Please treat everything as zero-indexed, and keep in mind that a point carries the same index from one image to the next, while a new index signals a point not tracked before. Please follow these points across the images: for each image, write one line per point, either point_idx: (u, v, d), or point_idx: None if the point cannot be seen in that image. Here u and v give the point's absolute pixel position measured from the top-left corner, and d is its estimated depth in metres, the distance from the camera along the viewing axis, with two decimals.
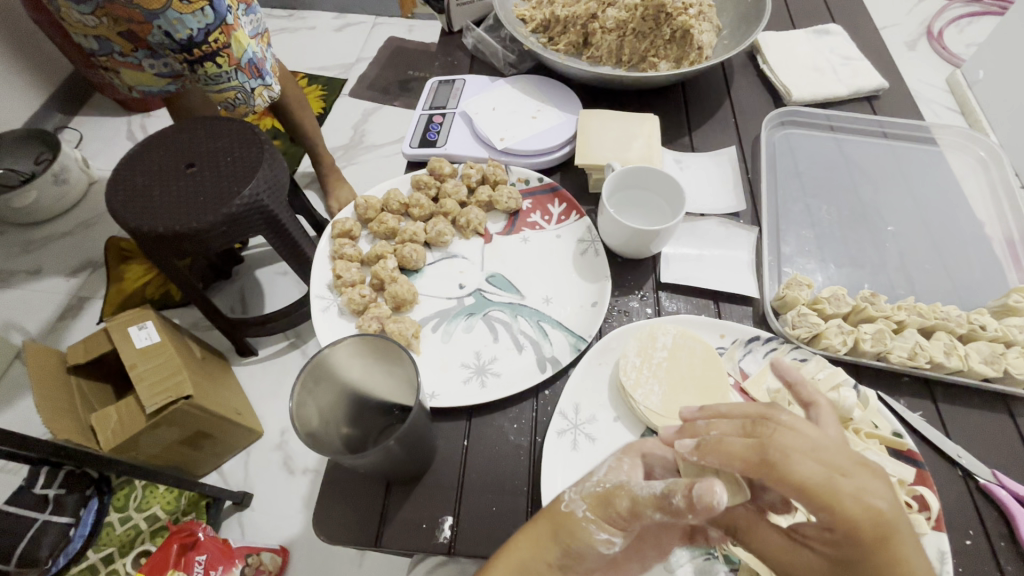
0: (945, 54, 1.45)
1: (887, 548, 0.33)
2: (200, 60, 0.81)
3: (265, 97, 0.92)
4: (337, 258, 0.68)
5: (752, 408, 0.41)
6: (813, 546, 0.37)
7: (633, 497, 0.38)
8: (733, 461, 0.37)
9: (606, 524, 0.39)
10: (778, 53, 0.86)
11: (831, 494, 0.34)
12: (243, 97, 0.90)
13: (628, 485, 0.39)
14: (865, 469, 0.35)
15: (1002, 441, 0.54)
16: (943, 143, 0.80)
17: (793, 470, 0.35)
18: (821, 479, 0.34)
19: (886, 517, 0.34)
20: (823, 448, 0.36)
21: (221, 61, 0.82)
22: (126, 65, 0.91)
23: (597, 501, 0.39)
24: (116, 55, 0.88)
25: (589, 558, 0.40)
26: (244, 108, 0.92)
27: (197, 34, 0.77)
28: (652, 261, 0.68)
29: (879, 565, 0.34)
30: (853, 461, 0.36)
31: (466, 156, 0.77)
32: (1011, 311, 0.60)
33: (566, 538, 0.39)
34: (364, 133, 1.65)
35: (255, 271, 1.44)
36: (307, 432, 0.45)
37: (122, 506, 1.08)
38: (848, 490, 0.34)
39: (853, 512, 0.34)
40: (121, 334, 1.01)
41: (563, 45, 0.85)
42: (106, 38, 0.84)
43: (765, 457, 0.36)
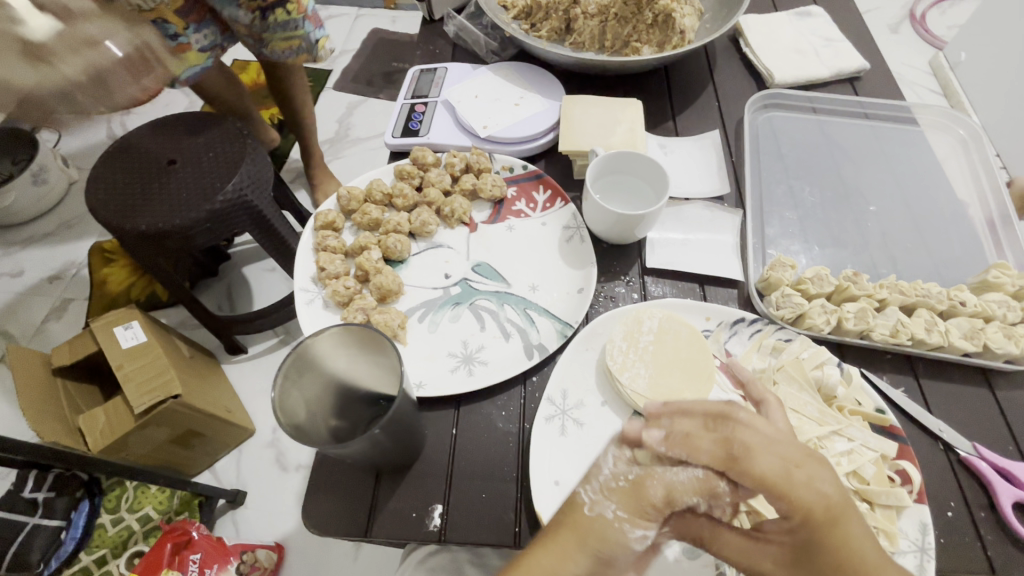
0: (927, 37, 1.46)
1: (836, 533, 0.36)
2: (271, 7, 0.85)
3: (328, 49, 0.97)
4: (320, 251, 0.67)
5: (712, 404, 0.42)
6: (771, 537, 0.38)
7: (670, 484, 0.39)
8: (697, 453, 0.40)
9: (640, 521, 0.39)
10: (760, 36, 0.86)
11: (787, 485, 0.36)
12: (307, 47, 0.94)
13: (660, 474, 0.40)
14: (814, 461, 0.38)
15: (981, 413, 0.55)
16: (923, 123, 0.81)
17: (751, 460, 0.37)
18: (776, 470, 0.37)
19: (837, 504, 0.36)
20: (779, 442, 0.38)
21: (291, 6, 0.86)
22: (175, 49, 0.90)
23: (627, 498, 0.39)
24: (168, 39, 0.87)
25: (620, 560, 0.39)
26: (307, 58, 0.96)
27: None
28: (637, 246, 0.68)
29: (831, 551, 0.35)
30: (804, 453, 0.38)
31: (449, 144, 0.76)
32: (990, 288, 0.61)
33: (595, 542, 0.39)
34: (349, 126, 1.63)
35: (242, 268, 1.42)
36: (292, 424, 0.44)
37: (113, 507, 1.08)
38: (801, 481, 0.37)
39: (810, 500, 0.36)
40: (106, 335, 0.99)
41: (545, 31, 0.84)
42: (163, 20, 0.84)
43: (731, 452, 0.38)
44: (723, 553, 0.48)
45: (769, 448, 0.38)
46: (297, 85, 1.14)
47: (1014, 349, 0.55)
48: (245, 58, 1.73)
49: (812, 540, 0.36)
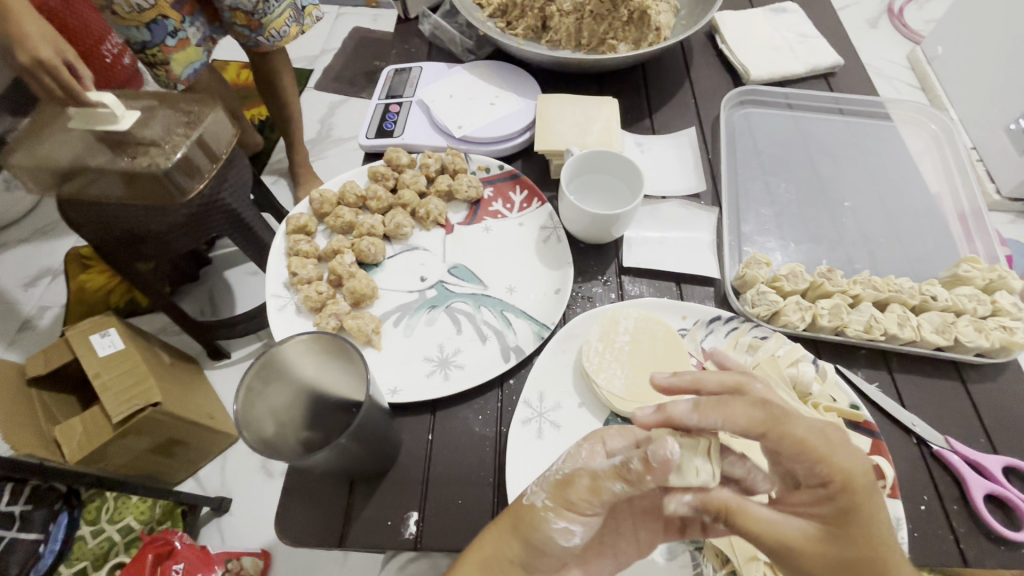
0: (904, 32, 1.47)
1: (869, 502, 0.36)
2: None
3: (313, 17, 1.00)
4: (292, 255, 0.66)
5: (727, 376, 0.44)
6: (805, 511, 0.38)
7: (592, 474, 0.40)
8: (733, 422, 0.38)
9: (564, 511, 0.39)
10: (736, 32, 0.86)
11: (824, 451, 0.36)
12: (296, 16, 0.96)
13: (585, 467, 0.41)
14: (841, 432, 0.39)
15: (953, 407, 0.56)
16: (897, 118, 0.81)
17: (794, 428, 0.37)
18: (816, 435, 0.37)
19: (869, 473, 0.37)
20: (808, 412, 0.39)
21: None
22: (176, 48, 0.91)
23: (556, 488, 0.40)
24: (170, 36, 0.88)
25: (550, 551, 0.40)
26: (297, 30, 0.98)
27: None
28: (615, 245, 0.67)
29: (869, 517, 0.36)
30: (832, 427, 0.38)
31: (424, 145, 0.75)
32: (960, 282, 0.61)
33: (527, 531, 0.39)
34: (331, 126, 1.61)
35: (224, 272, 1.40)
36: (255, 435, 0.43)
37: (93, 518, 1.04)
38: (837, 445, 0.37)
39: (851, 465, 0.36)
40: (83, 342, 0.97)
41: (520, 29, 0.83)
42: (163, 16, 0.85)
43: (770, 415, 0.37)
44: (701, 553, 0.48)
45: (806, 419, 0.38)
46: (278, 83, 1.12)
47: (984, 343, 0.56)
48: (223, 58, 1.70)
49: (849, 508, 0.36)
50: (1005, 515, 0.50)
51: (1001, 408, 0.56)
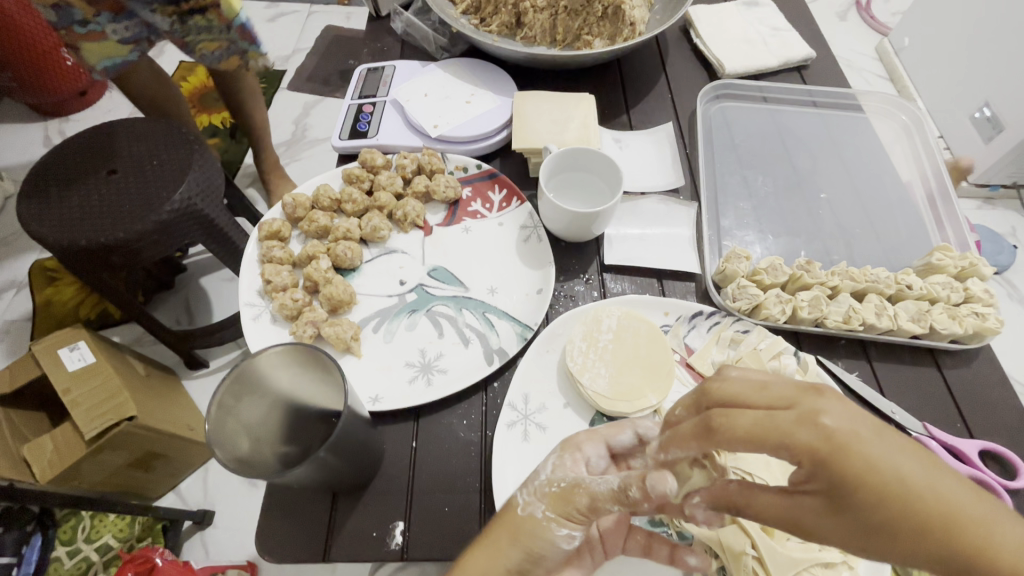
0: (872, 24, 1.49)
1: (855, 463, 0.26)
2: (190, 11, 0.77)
3: (258, 63, 0.90)
4: (265, 262, 0.64)
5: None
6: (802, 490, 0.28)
7: (593, 494, 0.39)
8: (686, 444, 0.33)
9: (566, 519, 0.39)
10: (710, 27, 0.86)
11: (778, 433, 0.28)
12: (234, 53, 0.86)
13: (585, 483, 0.40)
14: (814, 394, 0.29)
15: (929, 393, 0.57)
16: (868, 110, 0.82)
17: (732, 422, 0.30)
18: (763, 419, 0.28)
19: (842, 430, 0.26)
20: (772, 382, 0.31)
21: (211, 17, 0.78)
22: (86, 36, 0.75)
23: (556, 500, 0.40)
24: (76, 25, 0.72)
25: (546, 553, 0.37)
26: (235, 61, 0.88)
27: None
28: (596, 243, 0.67)
29: (864, 485, 0.26)
30: (800, 389, 0.29)
31: (399, 145, 0.74)
32: (934, 270, 0.62)
33: (529, 541, 0.39)
34: (306, 127, 1.58)
35: (199, 279, 1.36)
36: (230, 453, 0.42)
37: (69, 539, 1.01)
38: (793, 420, 0.28)
39: (809, 441, 0.27)
40: (50, 357, 0.93)
41: (495, 26, 0.82)
42: (64, 3, 0.69)
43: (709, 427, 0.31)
44: None
45: (758, 406, 0.30)
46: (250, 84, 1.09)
47: (958, 329, 0.57)
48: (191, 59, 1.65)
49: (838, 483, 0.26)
50: None
51: (976, 393, 0.57)
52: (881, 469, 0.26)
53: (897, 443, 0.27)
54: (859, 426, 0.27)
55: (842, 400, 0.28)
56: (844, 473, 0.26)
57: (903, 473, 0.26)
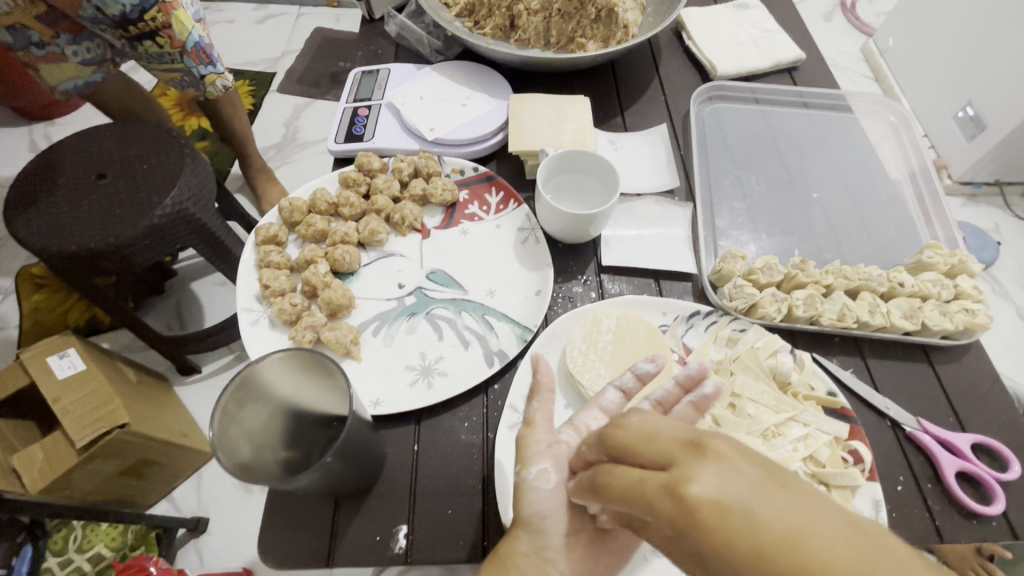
0: (858, 25, 1.52)
1: (718, 537, 0.23)
2: (139, 38, 0.78)
3: (217, 85, 0.91)
4: (263, 267, 0.64)
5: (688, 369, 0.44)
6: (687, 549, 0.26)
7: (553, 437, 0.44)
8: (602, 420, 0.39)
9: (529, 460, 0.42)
10: (702, 29, 0.87)
11: (645, 500, 0.26)
12: (191, 81, 0.88)
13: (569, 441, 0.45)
14: (693, 452, 0.26)
15: (922, 387, 0.58)
16: (858, 110, 0.84)
17: (610, 481, 0.28)
18: (633, 483, 0.27)
19: (703, 504, 0.23)
20: (660, 430, 0.28)
21: (161, 41, 0.79)
22: (46, 58, 0.80)
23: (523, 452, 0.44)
24: (34, 47, 0.77)
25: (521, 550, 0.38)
26: (194, 88, 0.91)
27: (130, 11, 0.73)
28: (593, 244, 0.67)
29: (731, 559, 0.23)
30: (681, 446, 0.26)
31: (395, 149, 0.74)
32: (925, 267, 0.63)
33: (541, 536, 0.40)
34: (297, 130, 1.57)
35: (190, 284, 1.35)
36: (232, 460, 0.41)
37: (60, 549, 0.99)
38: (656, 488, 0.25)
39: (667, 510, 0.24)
40: (39, 365, 0.91)
41: (488, 28, 0.82)
42: (21, 25, 0.73)
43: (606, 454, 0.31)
44: None
45: (643, 459, 0.28)
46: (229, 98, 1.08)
47: (949, 325, 0.58)
48: None
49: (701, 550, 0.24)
50: (975, 492, 0.52)
51: (966, 386, 0.58)
52: (743, 535, 0.22)
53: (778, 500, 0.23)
54: (730, 495, 0.23)
55: (717, 463, 0.25)
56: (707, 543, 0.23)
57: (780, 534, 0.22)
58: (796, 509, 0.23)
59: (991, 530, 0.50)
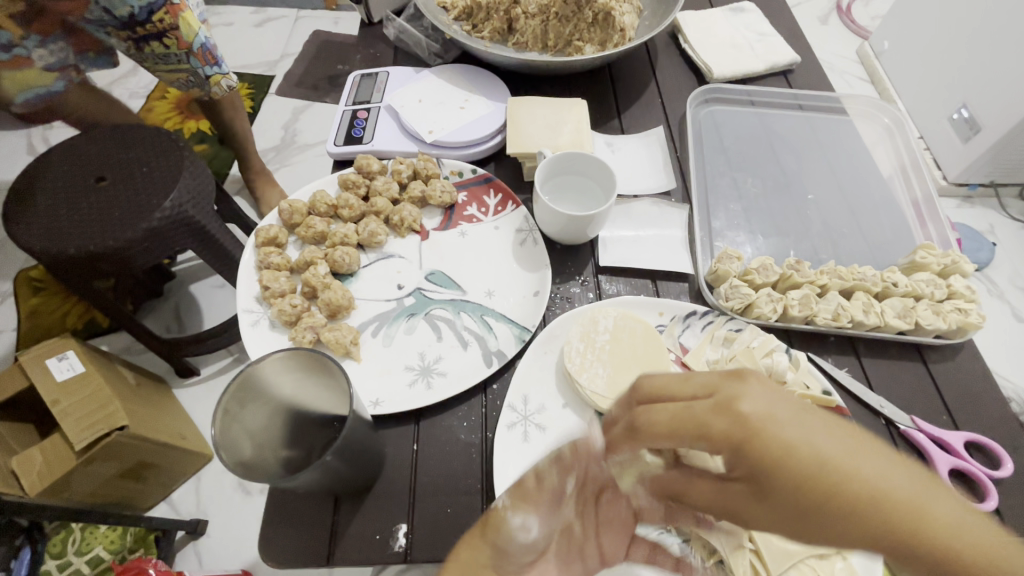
0: (853, 28, 1.53)
1: (770, 447, 0.28)
2: (146, 39, 0.82)
3: (223, 85, 0.94)
4: (263, 268, 0.64)
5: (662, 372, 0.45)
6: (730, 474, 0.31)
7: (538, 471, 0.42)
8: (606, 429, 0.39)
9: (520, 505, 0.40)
10: (698, 32, 0.88)
11: (696, 424, 0.30)
12: (197, 81, 0.91)
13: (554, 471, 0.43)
14: (734, 381, 0.31)
15: (916, 386, 0.59)
16: (853, 112, 0.84)
17: (653, 415, 0.33)
18: (678, 412, 0.31)
19: (755, 417, 0.28)
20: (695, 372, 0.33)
21: (168, 42, 0.82)
22: (9, 64, 0.78)
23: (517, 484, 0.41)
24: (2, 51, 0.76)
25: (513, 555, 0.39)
26: (199, 89, 0.94)
27: (139, 12, 0.77)
28: (590, 245, 0.68)
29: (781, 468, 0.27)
30: (721, 377, 0.31)
31: (394, 151, 0.74)
32: (918, 267, 0.64)
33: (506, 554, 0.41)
34: (296, 133, 1.57)
35: (189, 287, 1.35)
36: (234, 458, 0.42)
37: (59, 552, 0.99)
38: (709, 410, 0.30)
39: (721, 429, 0.29)
40: (39, 367, 0.91)
41: (486, 32, 0.83)
42: None
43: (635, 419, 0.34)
44: (689, 545, 0.49)
45: (682, 396, 0.32)
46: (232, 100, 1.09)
47: (942, 324, 0.59)
48: None
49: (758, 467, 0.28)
50: (968, 488, 0.52)
51: (959, 384, 0.59)
52: (799, 450, 0.27)
53: (822, 426, 0.28)
54: (775, 411, 0.28)
55: (759, 386, 0.30)
56: (761, 456, 0.28)
57: (834, 453, 0.27)
58: (831, 426, 0.28)
59: None
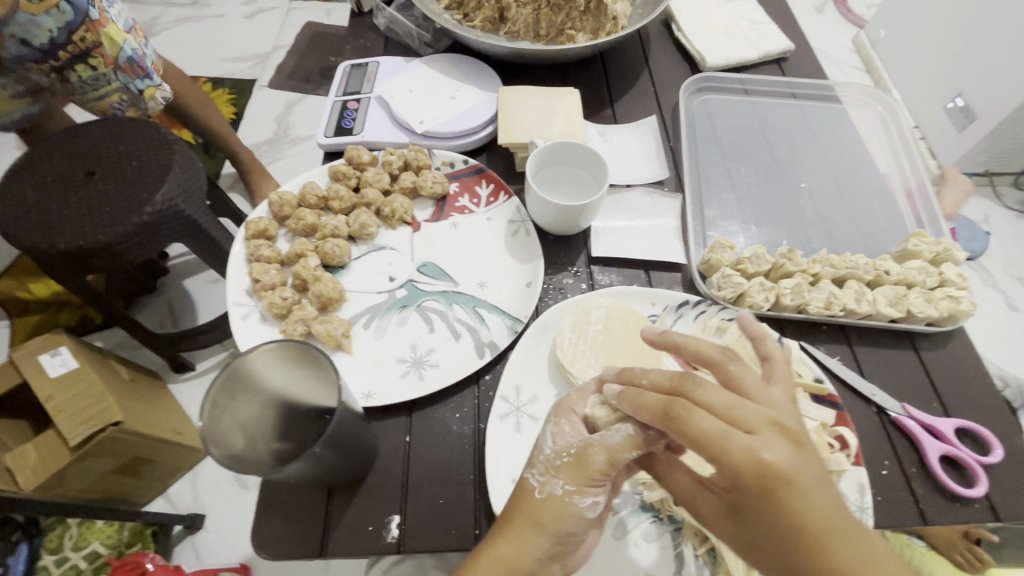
0: (849, 16, 1.52)
1: (776, 499, 0.34)
2: (70, 64, 0.81)
3: (159, 97, 0.94)
4: (253, 261, 0.64)
5: (704, 348, 0.42)
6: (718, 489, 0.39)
7: (609, 448, 0.40)
8: (643, 410, 0.39)
9: (587, 489, 0.40)
10: (691, 20, 0.88)
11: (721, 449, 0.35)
12: (131, 98, 0.90)
13: (598, 440, 0.41)
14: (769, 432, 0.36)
15: (908, 373, 0.59)
16: (847, 100, 0.84)
17: (687, 423, 0.36)
18: (716, 433, 0.35)
19: (774, 466, 0.34)
20: (739, 407, 0.37)
21: (95, 61, 0.82)
22: None
23: (571, 471, 0.40)
24: None
25: (579, 530, 0.41)
26: (135, 110, 0.94)
27: (58, 35, 0.76)
28: (583, 236, 0.68)
29: (768, 513, 0.34)
30: (764, 422, 0.36)
31: (385, 142, 0.74)
32: (910, 256, 0.64)
33: (551, 521, 0.40)
34: (288, 126, 1.56)
35: (183, 281, 1.34)
36: (225, 451, 0.42)
37: (56, 547, 0.99)
38: (739, 442, 0.35)
39: (742, 465, 0.34)
40: (31, 364, 0.91)
41: (478, 21, 0.82)
42: None
43: (670, 413, 0.37)
44: (681, 533, 0.49)
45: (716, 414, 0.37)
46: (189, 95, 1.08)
47: (934, 312, 0.59)
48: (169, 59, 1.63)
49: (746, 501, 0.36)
50: (958, 474, 0.53)
51: (950, 373, 0.59)
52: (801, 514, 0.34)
53: (830, 500, 0.34)
54: (792, 470, 0.34)
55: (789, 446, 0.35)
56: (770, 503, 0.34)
57: (827, 528, 0.33)
58: (832, 509, 0.34)
59: (973, 512, 0.51)
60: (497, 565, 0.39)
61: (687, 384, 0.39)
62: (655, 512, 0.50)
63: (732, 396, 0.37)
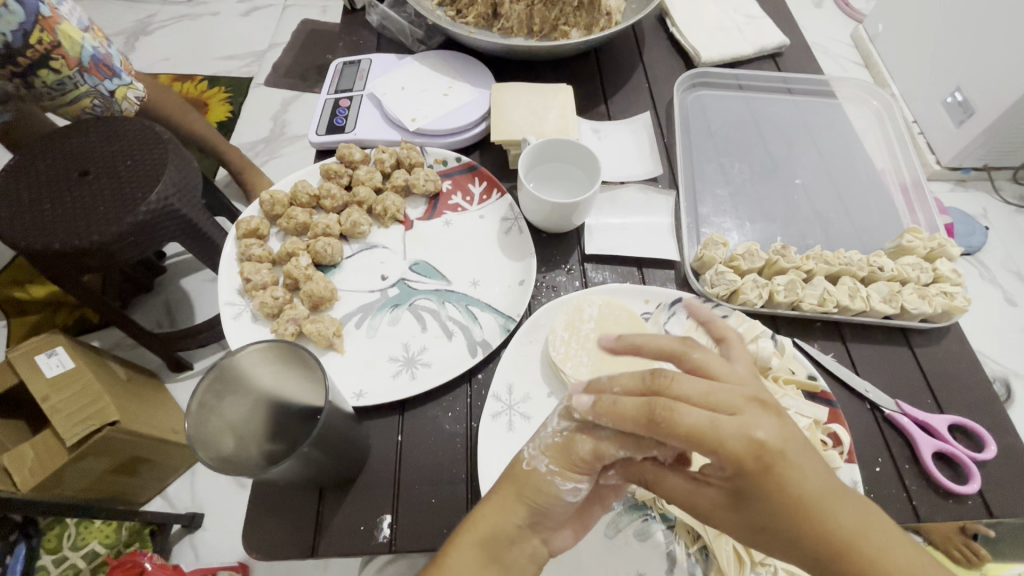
0: (848, 11, 1.51)
1: (773, 479, 0.35)
2: (33, 68, 0.81)
3: (131, 97, 0.96)
4: (244, 261, 0.63)
5: (665, 342, 0.42)
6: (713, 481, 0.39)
7: (596, 440, 0.39)
8: (624, 421, 0.37)
9: (569, 473, 0.39)
10: (686, 15, 0.87)
11: (715, 439, 0.34)
12: (102, 100, 0.91)
13: (587, 430, 0.40)
14: (753, 410, 0.36)
15: (902, 371, 0.59)
16: (842, 95, 0.83)
17: (675, 419, 0.35)
18: (706, 424, 0.34)
19: (768, 446, 0.34)
20: (717, 390, 0.36)
21: (57, 64, 0.82)
22: None
23: (556, 453, 0.40)
24: None
25: (556, 510, 0.41)
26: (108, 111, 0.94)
27: (14, 38, 0.76)
28: (576, 233, 0.67)
29: (768, 492, 0.35)
30: (746, 400, 0.36)
31: (377, 140, 0.73)
32: (904, 251, 0.64)
33: (531, 494, 0.40)
34: (285, 124, 1.55)
35: (179, 281, 1.34)
36: (212, 453, 0.41)
37: (54, 547, 0.98)
38: (731, 428, 0.35)
39: (739, 450, 0.34)
40: (26, 363, 0.91)
41: (471, 17, 0.81)
42: None
43: (654, 417, 0.35)
44: (673, 531, 0.49)
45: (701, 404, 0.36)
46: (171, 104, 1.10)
47: (927, 308, 0.59)
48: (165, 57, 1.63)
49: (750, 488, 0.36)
50: (952, 471, 0.53)
51: (944, 369, 0.59)
52: (798, 487, 0.35)
53: (816, 470, 0.36)
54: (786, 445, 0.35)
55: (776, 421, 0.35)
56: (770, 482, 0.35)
57: (819, 494, 0.36)
58: (821, 477, 0.36)
59: (967, 509, 0.51)
60: (479, 534, 0.40)
61: (660, 381, 0.37)
62: (646, 510, 0.50)
63: (705, 381, 0.37)
